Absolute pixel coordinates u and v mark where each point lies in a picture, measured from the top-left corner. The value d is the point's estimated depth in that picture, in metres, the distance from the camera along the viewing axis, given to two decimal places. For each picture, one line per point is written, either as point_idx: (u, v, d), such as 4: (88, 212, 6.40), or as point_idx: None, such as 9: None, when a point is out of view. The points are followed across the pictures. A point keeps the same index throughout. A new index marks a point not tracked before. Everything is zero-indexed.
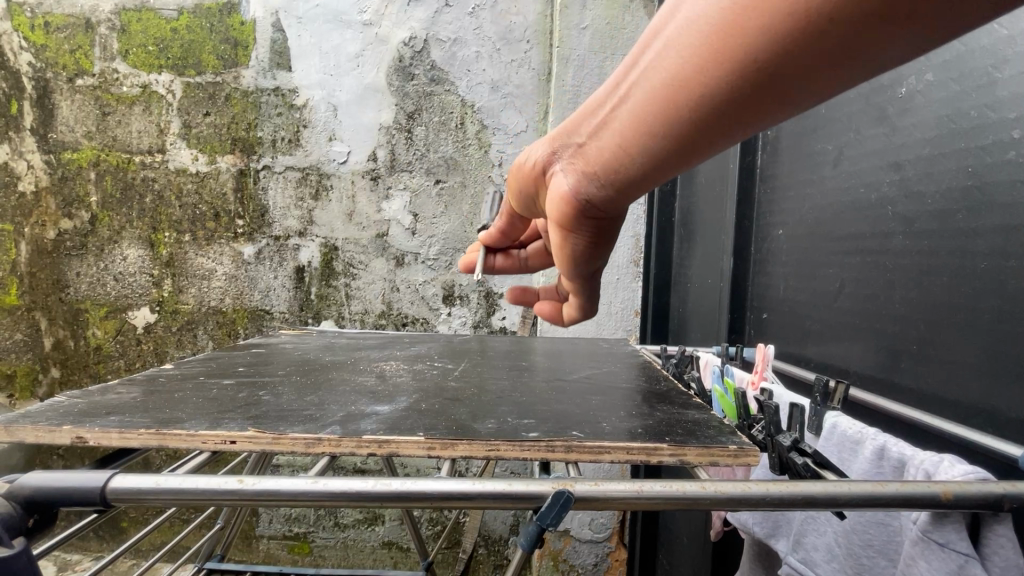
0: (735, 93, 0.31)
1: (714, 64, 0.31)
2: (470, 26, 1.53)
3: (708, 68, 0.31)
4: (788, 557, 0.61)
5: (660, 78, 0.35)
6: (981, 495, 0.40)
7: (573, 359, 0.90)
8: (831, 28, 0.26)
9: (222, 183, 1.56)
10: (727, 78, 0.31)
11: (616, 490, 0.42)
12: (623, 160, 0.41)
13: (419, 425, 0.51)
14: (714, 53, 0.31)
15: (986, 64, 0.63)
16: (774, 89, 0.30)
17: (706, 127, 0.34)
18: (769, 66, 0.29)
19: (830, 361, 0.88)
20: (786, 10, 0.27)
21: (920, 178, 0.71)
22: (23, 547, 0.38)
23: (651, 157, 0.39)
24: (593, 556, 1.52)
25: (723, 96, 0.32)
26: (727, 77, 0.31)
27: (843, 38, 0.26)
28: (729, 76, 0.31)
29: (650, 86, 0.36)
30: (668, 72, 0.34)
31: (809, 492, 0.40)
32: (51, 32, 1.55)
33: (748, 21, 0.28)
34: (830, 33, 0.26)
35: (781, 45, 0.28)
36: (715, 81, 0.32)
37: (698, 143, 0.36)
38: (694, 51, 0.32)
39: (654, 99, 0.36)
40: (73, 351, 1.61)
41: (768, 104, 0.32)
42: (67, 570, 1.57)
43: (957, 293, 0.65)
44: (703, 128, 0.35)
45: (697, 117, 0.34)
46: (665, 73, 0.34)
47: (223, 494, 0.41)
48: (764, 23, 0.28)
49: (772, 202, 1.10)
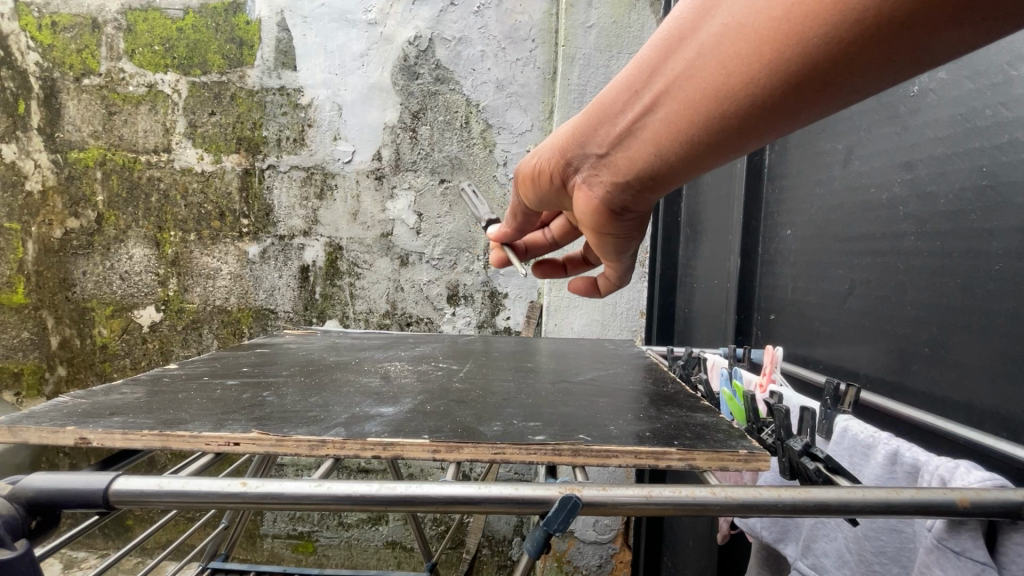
0: (780, 97, 0.33)
1: (755, 73, 0.33)
2: (475, 25, 1.52)
3: (752, 76, 0.33)
4: (796, 562, 0.60)
5: (697, 84, 0.36)
6: (1000, 502, 0.39)
7: (579, 360, 0.89)
8: (880, 38, 0.27)
9: (226, 183, 1.56)
10: (776, 79, 0.32)
11: (624, 495, 0.41)
12: (661, 160, 0.43)
13: (425, 428, 0.51)
14: (760, 60, 0.32)
15: (1001, 63, 0.62)
16: (813, 91, 0.32)
17: (747, 124, 0.36)
18: (817, 73, 0.31)
19: (840, 363, 0.87)
20: (832, 22, 0.28)
21: (932, 177, 0.70)
22: (25, 550, 0.38)
23: (690, 155, 0.41)
24: (597, 557, 1.51)
25: (764, 101, 0.34)
26: (774, 80, 0.32)
27: (885, 48, 0.27)
28: (776, 78, 0.32)
29: (687, 93, 0.37)
30: (706, 79, 0.35)
31: (820, 498, 0.40)
32: (57, 32, 1.55)
33: (792, 33, 0.30)
34: (876, 43, 0.27)
35: (827, 56, 0.29)
36: (757, 86, 0.33)
37: (738, 138, 0.38)
38: (734, 58, 0.33)
39: (691, 102, 0.37)
40: (81, 350, 1.61)
41: (805, 105, 0.33)
42: (72, 569, 1.57)
43: (971, 295, 0.64)
44: (745, 128, 0.36)
45: (737, 119, 0.36)
46: (704, 80, 0.36)
47: (227, 497, 0.41)
48: (809, 40, 0.29)
49: (780, 202, 1.09)
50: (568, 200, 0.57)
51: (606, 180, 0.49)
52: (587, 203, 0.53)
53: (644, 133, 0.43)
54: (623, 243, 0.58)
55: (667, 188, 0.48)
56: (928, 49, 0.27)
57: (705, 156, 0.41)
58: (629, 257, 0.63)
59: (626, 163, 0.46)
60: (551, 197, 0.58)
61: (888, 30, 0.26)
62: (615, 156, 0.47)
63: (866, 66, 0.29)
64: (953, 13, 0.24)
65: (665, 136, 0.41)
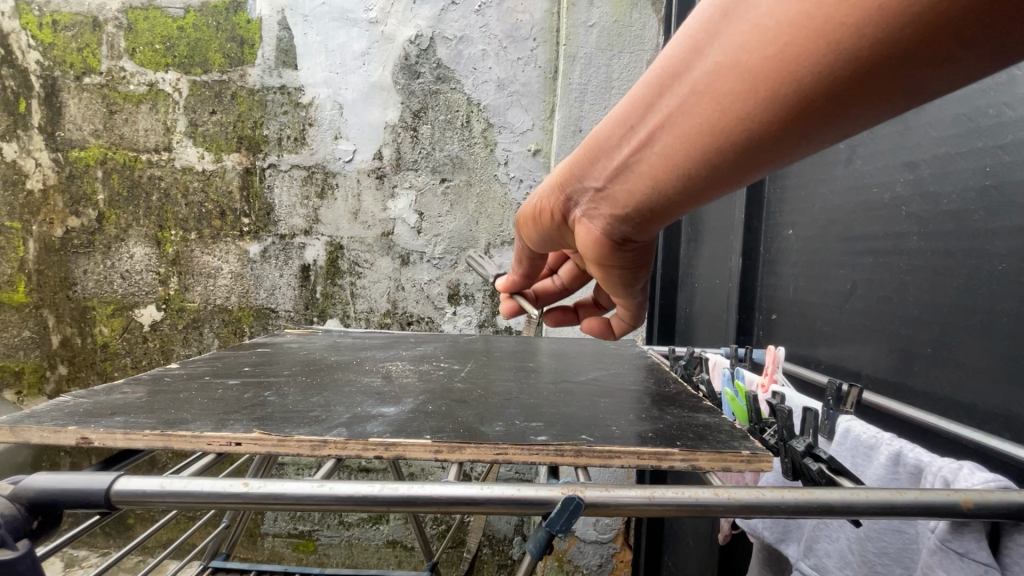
0: (776, 131, 0.33)
1: (749, 107, 0.32)
2: (476, 23, 1.52)
3: (746, 110, 0.33)
4: (799, 562, 0.60)
5: (691, 120, 0.36)
6: (1004, 504, 0.38)
7: (580, 360, 0.89)
8: (874, 71, 0.27)
9: (227, 182, 1.56)
10: (769, 114, 0.32)
11: (627, 496, 0.41)
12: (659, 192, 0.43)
13: (427, 428, 0.51)
14: (753, 96, 0.32)
15: (1006, 63, 0.62)
16: (810, 124, 0.32)
17: (744, 158, 0.36)
18: (811, 108, 0.30)
19: (842, 364, 0.87)
20: (823, 58, 0.28)
21: (935, 178, 0.70)
22: (26, 550, 0.38)
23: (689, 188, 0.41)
24: (598, 557, 1.51)
25: (759, 134, 0.33)
26: (769, 115, 0.32)
27: (879, 81, 0.27)
28: (770, 113, 0.32)
29: (682, 127, 0.37)
30: (700, 116, 0.35)
31: (824, 499, 0.39)
32: (58, 30, 1.55)
33: (782, 69, 0.30)
34: (868, 76, 0.27)
35: (820, 90, 0.29)
36: (752, 122, 0.33)
37: (737, 171, 0.38)
38: (727, 94, 0.33)
39: (686, 137, 0.37)
40: (81, 349, 1.61)
41: (802, 139, 0.33)
42: (74, 567, 1.58)
43: (974, 295, 0.63)
44: (742, 161, 0.36)
45: (734, 154, 0.36)
46: (699, 116, 0.35)
47: (230, 497, 0.41)
48: (799, 75, 0.29)
49: (782, 202, 1.09)
50: (571, 235, 0.58)
51: (606, 212, 0.50)
52: (589, 236, 0.53)
53: (641, 167, 0.43)
54: (628, 276, 0.58)
55: (667, 219, 0.48)
56: (922, 80, 0.26)
57: (704, 189, 0.40)
58: (638, 290, 0.64)
59: (624, 196, 0.46)
60: (554, 231, 0.59)
61: (879, 64, 0.26)
62: (614, 188, 0.47)
63: (862, 97, 0.28)
64: (945, 44, 0.24)
65: (661, 171, 0.41)
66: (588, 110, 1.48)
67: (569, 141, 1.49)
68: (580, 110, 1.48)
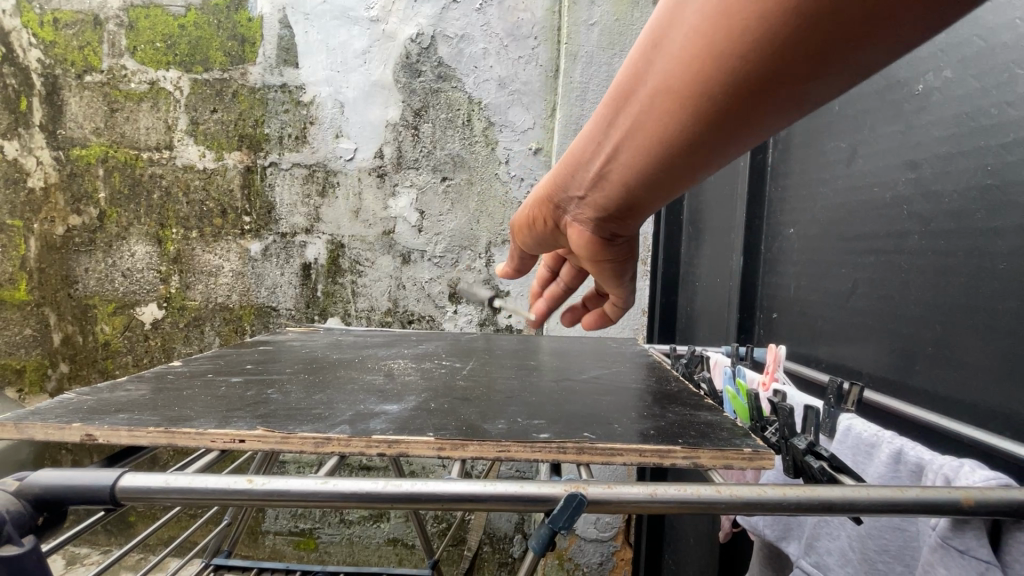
0: (720, 128, 0.35)
1: (689, 115, 0.35)
2: (477, 22, 1.52)
3: (688, 118, 0.35)
4: (800, 560, 0.60)
5: (642, 133, 0.39)
6: (1005, 501, 0.39)
7: (581, 359, 0.89)
8: (785, 61, 0.29)
9: (228, 180, 1.57)
10: (707, 115, 0.34)
11: (629, 493, 0.41)
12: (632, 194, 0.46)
13: (429, 425, 0.51)
14: (690, 104, 0.34)
15: (1007, 61, 0.62)
16: (748, 118, 0.34)
17: (702, 151, 0.38)
18: (743, 103, 0.33)
19: (843, 362, 0.87)
20: (739, 59, 0.30)
21: (937, 177, 0.70)
22: (31, 546, 0.38)
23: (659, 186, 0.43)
24: (598, 555, 1.52)
25: (706, 135, 0.36)
26: (708, 117, 0.34)
27: (794, 70, 0.29)
28: (708, 116, 0.34)
29: (637, 140, 0.40)
30: (649, 128, 0.38)
31: (826, 496, 0.40)
32: (59, 28, 1.55)
33: (707, 76, 0.32)
34: (782, 66, 0.29)
35: (747, 87, 0.31)
36: (695, 125, 0.35)
37: (699, 166, 0.40)
38: (668, 106, 0.36)
39: (641, 147, 0.40)
40: (83, 347, 1.62)
41: (748, 130, 0.35)
42: (75, 564, 1.58)
43: (975, 294, 0.64)
44: (699, 157, 0.39)
45: (689, 153, 0.38)
46: (647, 128, 0.38)
47: (235, 494, 0.41)
48: (724, 78, 0.32)
49: (783, 201, 1.09)
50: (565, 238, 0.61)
51: (588, 216, 0.52)
52: (580, 239, 0.56)
53: (610, 174, 0.45)
54: (620, 269, 0.61)
55: (645, 214, 0.50)
56: (834, 65, 0.28)
57: (672, 185, 0.43)
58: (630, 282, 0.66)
59: (601, 201, 0.49)
60: (548, 237, 0.62)
61: (790, 55, 0.28)
62: (592, 195, 0.49)
63: (786, 85, 0.31)
64: (839, 33, 0.26)
65: (631, 175, 0.43)
66: (589, 108, 1.48)
67: (570, 140, 1.48)
68: (581, 109, 1.48)
